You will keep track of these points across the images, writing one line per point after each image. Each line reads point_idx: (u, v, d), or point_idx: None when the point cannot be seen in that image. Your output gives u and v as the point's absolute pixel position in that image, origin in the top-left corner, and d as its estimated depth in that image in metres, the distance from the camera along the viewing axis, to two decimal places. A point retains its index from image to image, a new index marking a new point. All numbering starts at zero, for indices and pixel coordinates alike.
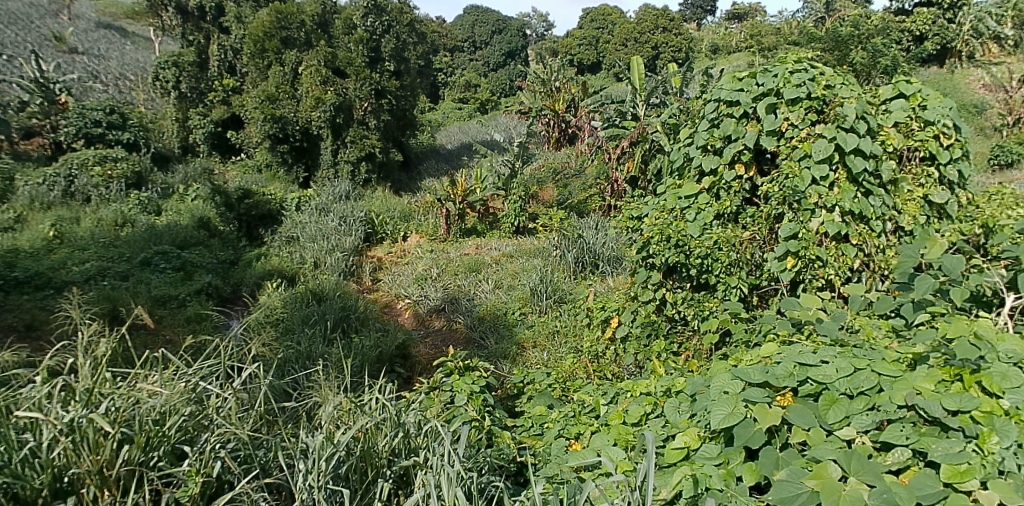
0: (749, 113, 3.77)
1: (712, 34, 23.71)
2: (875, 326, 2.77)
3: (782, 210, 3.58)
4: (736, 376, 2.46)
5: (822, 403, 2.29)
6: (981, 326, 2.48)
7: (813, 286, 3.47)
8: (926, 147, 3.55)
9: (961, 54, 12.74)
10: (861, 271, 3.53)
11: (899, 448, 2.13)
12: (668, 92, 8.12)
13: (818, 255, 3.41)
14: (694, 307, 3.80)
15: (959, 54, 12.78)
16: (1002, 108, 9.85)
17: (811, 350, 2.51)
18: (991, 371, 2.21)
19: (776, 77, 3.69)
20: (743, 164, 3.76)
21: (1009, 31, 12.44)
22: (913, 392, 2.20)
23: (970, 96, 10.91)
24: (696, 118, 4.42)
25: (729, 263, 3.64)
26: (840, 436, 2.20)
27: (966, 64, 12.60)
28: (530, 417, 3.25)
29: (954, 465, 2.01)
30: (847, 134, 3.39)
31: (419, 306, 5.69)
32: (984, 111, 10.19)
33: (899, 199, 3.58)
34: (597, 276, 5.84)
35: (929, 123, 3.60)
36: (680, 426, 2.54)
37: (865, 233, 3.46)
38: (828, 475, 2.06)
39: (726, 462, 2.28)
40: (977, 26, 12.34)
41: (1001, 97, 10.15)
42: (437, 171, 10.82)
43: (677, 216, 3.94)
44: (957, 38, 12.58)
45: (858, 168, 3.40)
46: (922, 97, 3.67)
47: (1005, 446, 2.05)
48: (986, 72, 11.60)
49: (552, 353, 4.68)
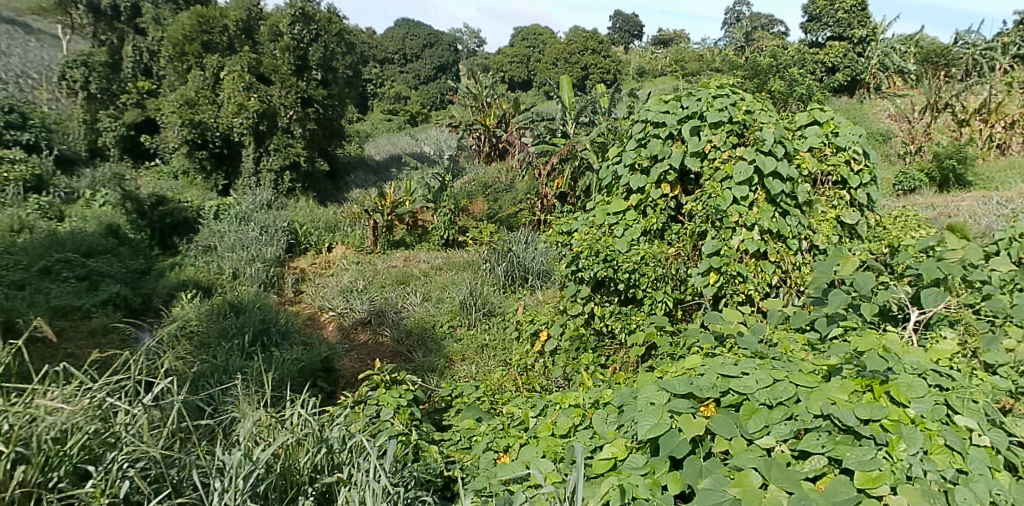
0: (675, 134, 3.89)
1: (638, 56, 24.57)
2: (793, 340, 2.89)
3: (705, 227, 3.70)
4: (662, 387, 2.51)
5: (743, 413, 2.36)
6: (889, 340, 2.65)
7: (734, 301, 3.58)
8: (838, 171, 3.75)
9: (869, 85, 13.73)
10: (779, 286, 3.67)
11: (816, 456, 2.22)
12: (597, 112, 8.29)
13: (739, 271, 3.54)
14: (621, 320, 3.85)
15: (868, 85, 13.77)
16: (906, 137, 10.70)
17: (732, 362, 2.60)
18: (898, 381, 2.35)
19: (700, 101, 3.83)
20: (668, 183, 3.88)
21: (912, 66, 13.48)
22: (828, 402, 2.32)
23: (877, 125, 11.78)
24: (624, 137, 4.51)
25: (655, 277, 3.73)
26: (761, 444, 2.27)
27: (873, 95, 13.60)
28: (458, 431, 3.19)
29: (867, 471, 2.12)
30: (765, 157, 3.56)
31: (344, 318, 5.55)
32: (889, 139, 11.08)
33: (814, 219, 3.77)
34: (527, 289, 5.87)
35: (841, 149, 3.82)
36: (607, 437, 2.57)
37: (782, 251, 3.61)
38: (749, 483, 2.13)
39: (652, 471, 2.31)
40: (884, 61, 13.34)
41: (905, 128, 11.03)
42: (365, 182, 10.69)
43: (605, 232, 3.99)
44: (866, 70, 13.52)
45: (775, 190, 3.57)
46: (835, 124, 3.89)
47: (912, 452, 2.18)
48: (891, 103, 12.56)
49: (481, 366, 4.65)
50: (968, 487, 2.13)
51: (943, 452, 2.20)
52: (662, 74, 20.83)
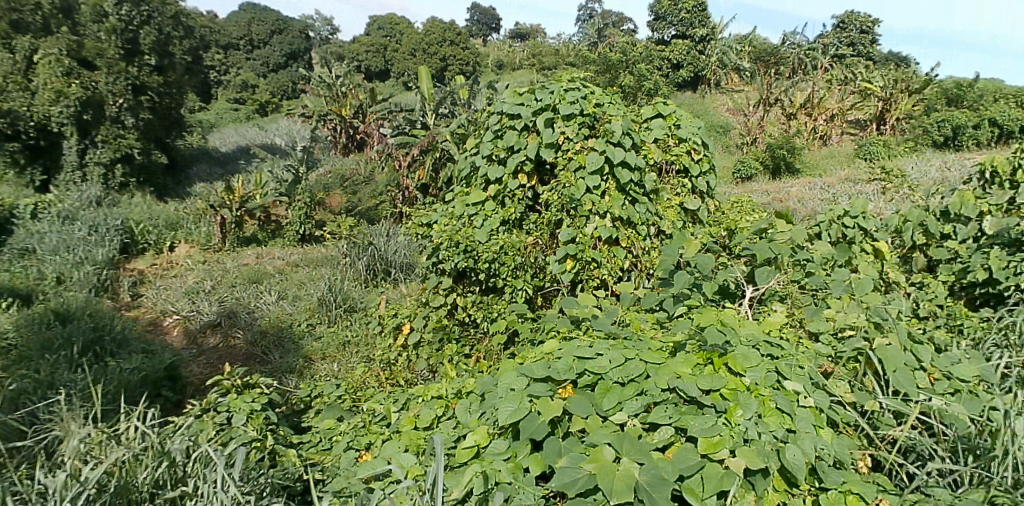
0: (529, 126, 3.97)
1: (497, 49, 24.90)
2: (643, 319, 3.02)
3: (561, 216, 3.80)
4: (522, 372, 2.57)
5: (598, 391, 2.48)
6: (726, 314, 2.87)
7: (590, 285, 3.71)
8: (680, 161, 4.01)
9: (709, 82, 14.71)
10: (630, 270, 3.86)
11: (664, 427, 2.38)
12: (457, 104, 8.19)
13: (593, 257, 3.67)
14: (483, 310, 3.81)
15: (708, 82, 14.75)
16: (742, 130, 11.70)
17: (587, 344, 2.71)
18: (734, 353, 2.56)
19: (552, 94, 3.94)
20: (525, 173, 3.96)
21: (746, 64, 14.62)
22: (674, 376, 2.49)
23: (718, 119, 12.71)
24: (480, 128, 4.55)
25: (515, 266, 3.76)
26: (614, 420, 2.40)
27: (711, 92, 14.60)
28: (318, 432, 3.07)
29: (709, 438, 2.30)
30: (615, 148, 3.72)
31: (190, 322, 5.16)
32: (727, 131, 12.01)
33: (660, 206, 4.01)
34: (389, 283, 5.77)
35: (683, 140, 4.08)
36: (470, 425, 2.61)
37: (632, 237, 3.81)
38: (603, 458, 2.25)
39: (514, 455, 2.40)
40: (719, 60, 14.48)
41: (741, 121, 12.03)
42: (210, 176, 10.08)
43: (465, 222, 3.97)
44: (705, 69, 14.56)
45: (624, 179, 3.74)
46: (676, 116, 4.14)
47: (747, 417, 2.39)
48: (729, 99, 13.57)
49: (343, 364, 4.51)
50: (795, 444, 2.37)
51: (774, 414, 2.43)
52: (520, 67, 21.29)
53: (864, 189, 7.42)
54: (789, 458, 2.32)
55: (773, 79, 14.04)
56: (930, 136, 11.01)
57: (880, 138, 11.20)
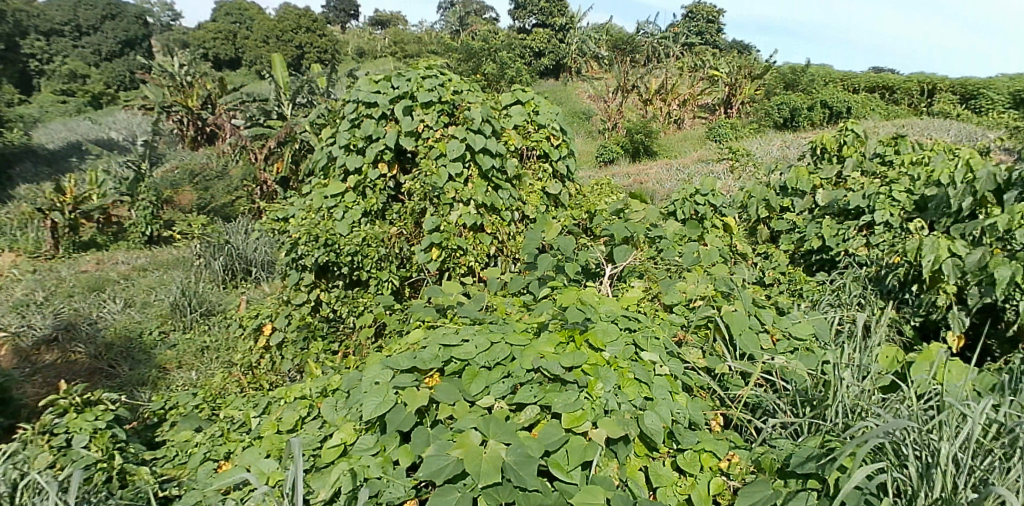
0: (388, 115, 3.93)
1: (358, 36, 24.49)
2: (509, 303, 3.07)
3: (424, 205, 3.73)
4: (387, 365, 2.58)
5: (465, 378, 2.52)
6: (586, 293, 2.99)
7: (458, 273, 3.67)
8: (541, 146, 4.11)
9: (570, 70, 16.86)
10: (497, 256, 3.85)
11: (530, 406, 2.45)
12: (315, 92, 7.91)
13: (459, 245, 3.64)
14: (348, 304, 3.73)
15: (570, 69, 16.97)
16: (603, 115, 12.72)
17: (453, 331, 2.75)
18: (594, 329, 2.68)
19: (410, 81, 3.93)
20: (385, 162, 3.93)
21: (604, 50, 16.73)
22: (537, 356, 2.57)
23: (580, 105, 14.06)
24: (335, 116, 4.40)
25: (379, 258, 3.69)
26: (482, 404, 2.45)
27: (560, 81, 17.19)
28: (172, 446, 2.86)
29: (572, 412, 2.39)
30: (475, 135, 3.77)
31: (16, 340, 4.46)
32: (589, 117, 13.24)
33: (523, 191, 4.07)
34: (250, 283, 5.50)
35: (542, 126, 4.20)
36: (336, 424, 2.56)
37: (497, 223, 3.84)
38: (470, 442, 2.28)
39: (383, 449, 2.39)
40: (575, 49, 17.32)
41: (602, 107, 13.38)
42: (36, 176, 9.12)
43: (325, 215, 3.84)
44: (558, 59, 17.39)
45: (486, 165, 3.78)
46: (535, 104, 4.27)
47: (608, 389, 2.50)
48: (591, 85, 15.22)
49: (202, 372, 4.25)
50: (653, 411, 2.50)
51: (633, 384, 2.55)
52: (383, 57, 21.23)
53: (715, 169, 7.93)
54: (647, 424, 2.45)
55: (630, 66, 14.72)
56: (772, 119, 12.13)
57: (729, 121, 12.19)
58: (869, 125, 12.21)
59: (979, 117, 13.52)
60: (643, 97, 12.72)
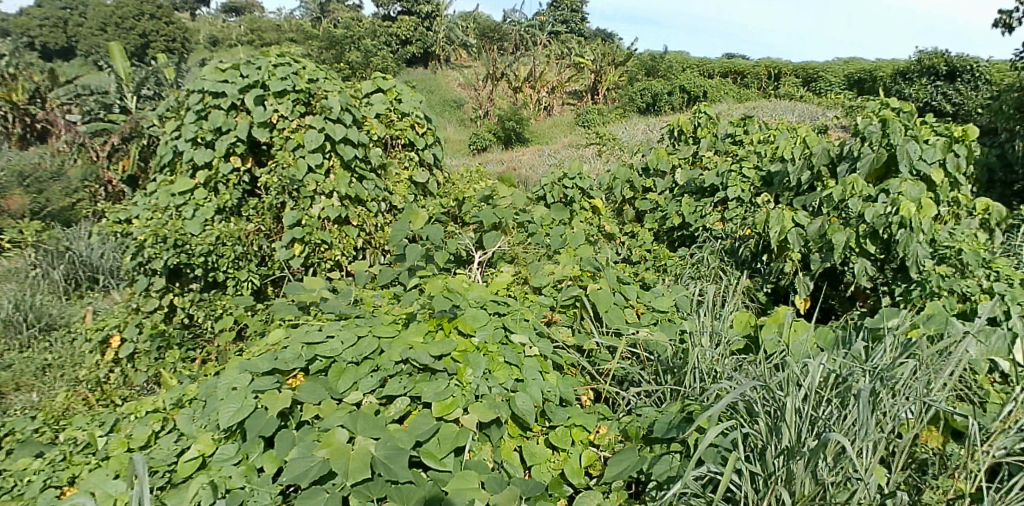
0: (237, 105, 3.82)
1: (211, 27, 23.47)
2: (378, 296, 3.08)
3: (282, 199, 3.73)
4: (245, 369, 2.48)
5: (332, 375, 2.47)
6: (454, 280, 3.03)
7: (324, 268, 3.80)
8: (405, 135, 4.27)
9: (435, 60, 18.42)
10: (365, 249, 4.03)
11: (400, 398, 2.43)
12: (161, 83, 7.58)
13: (323, 239, 3.73)
14: (205, 307, 3.54)
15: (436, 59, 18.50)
16: (473, 104, 13.59)
17: (317, 327, 2.71)
18: (463, 315, 2.71)
19: (260, 69, 3.86)
20: (237, 155, 3.84)
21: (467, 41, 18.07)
22: (406, 347, 2.55)
23: (449, 94, 15.05)
24: (178, 108, 4.19)
25: (236, 257, 3.61)
26: (349, 400, 2.40)
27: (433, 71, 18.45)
28: (8, 475, 2.58)
29: (442, 401, 2.39)
30: (334, 125, 3.82)
31: None
32: (459, 105, 14.23)
33: (390, 182, 4.20)
34: (97, 292, 5.07)
35: (406, 115, 4.37)
36: (193, 436, 2.42)
37: (364, 214, 3.95)
38: (336, 441, 2.22)
39: (246, 457, 2.28)
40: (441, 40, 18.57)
41: (470, 96, 14.30)
42: None
43: (173, 214, 3.63)
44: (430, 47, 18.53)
45: (348, 155, 3.85)
46: (397, 92, 4.42)
47: (478, 374, 2.51)
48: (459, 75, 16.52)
49: (45, 392, 3.88)
50: (524, 392, 2.53)
51: (503, 367, 2.58)
52: (237, 44, 20.50)
53: (584, 154, 8.24)
54: (519, 405, 2.47)
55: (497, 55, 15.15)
56: (636, 104, 13.72)
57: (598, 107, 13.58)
58: (722, 107, 13.28)
59: (814, 96, 15.09)
60: (513, 85, 13.47)
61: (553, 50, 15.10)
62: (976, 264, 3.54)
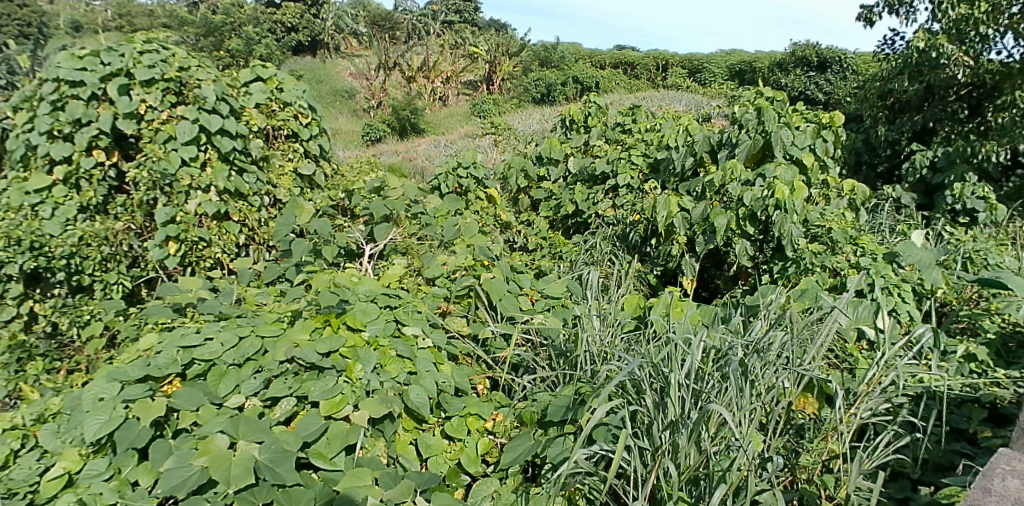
0: (99, 95, 3.58)
1: (74, 10, 21.75)
2: (262, 294, 3.01)
3: (154, 194, 3.57)
4: (113, 377, 2.33)
5: (212, 379, 2.37)
6: (342, 275, 3.00)
7: (202, 267, 3.68)
8: (288, 126, 4.20)
9: (329, 46, 18.42)
10: (248, 245, 3.95)
11: (285, 399, 2.37)
12: (13, 71, 6.96)
13: (200, 236, 3.61)
14: (69, 314, 3.28)
15: (328, 46, 18.47)
16: (366, 93, 13.42)
17: (194, 330, 2.59)
18: (352, 311, 2.67)
19: (123, 56, 3.63)
20: (102, 149, 3.59)
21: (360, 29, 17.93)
22: (291, 345, 2.49)
23: (340, 83, 14.82)
24: (26, 95, 3.85)
25: (103, 258, 3.42)
26: (231, 404, 2.31)
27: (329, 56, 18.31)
28: None
29: (330, 399, 2.34)
30: (210, 115, 3.69)
31: None
32: (352, 96, 13.70)
33: (274, 174, 4.11)
34: None
35: (288, 104, 4.26)
36: (58, 452, 2.25)
37: (245, 209, 3.85)
38: (216, 447, 2.11)
39: (119, 471, 2.13)
40: (334, 25, 18.40)
41: (364, 86, 13.87)
42: None
43: (28, 213, 3.34)
44: (322, 32, 18.30)
45: (225, 147, 3.75)
46: (277, 81, 4.30)
47: (368, 369, 2.47)
48: (350, 64, 16.37)
49: None
50: (418, 384, 2.50)
51: (395, 361, 2.54)
52: (104, 28, 19.13)
53: (480, 144, 8.25)
54: (412, 398, 2.44)
55: (390, 42, 15.03)
56: (531, 94, 14.10)
57: (492, 99, 13.42)
58: (614, 96, 13.72)
59: (699, 86, 15.90)
60: (407, 75, 13.42)
61: (446, 39, 14.95)
62: (843, 241, 3.83)
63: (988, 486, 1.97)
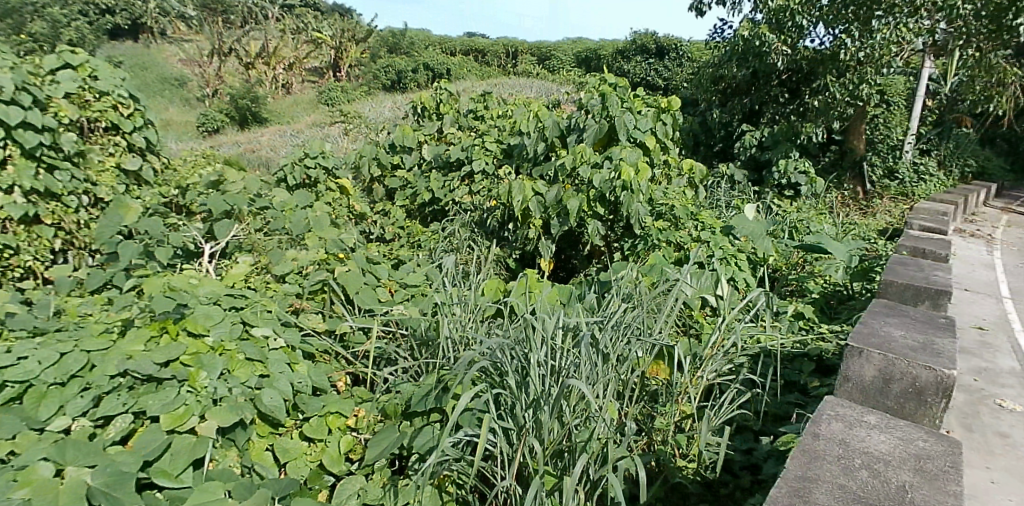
0: None
1: None
2: (87, 304, 2.75)
3: None
4: None
5: (29, 402, 2.13)
6: (181, 278, 2.81)
7: (9, 276, 3.30)
8: (106, 117, 3.82)
9: (154, 31, 17.24)
10: (65, 250, 3.62)
11: (120, 416, 2.16)
12: None
13: (6, 243, 3.25)
14: None
15: (152, 30, 17.29)
16: (199, 80, 12.72)
17: (3, 350, 2.29)
18: (193, 315, 2.49)
19: None
20: None
21: (188, 13, 16.92)
22: (124, 358, 2.28)
23: (168, 70, 14.17)
24: None
25: None
26: (54, 428, 2.08)
27: (158, 40, 17.14)
28: None
29: (172, 412, 2.16)
30: (9, 106, 3.26)
31: None
32: (182, 83, 13.21)
33: (92, 171, 3.76)
34: None
35: (104, 94, 3.87)
36: None
37: (59, 210, 3.52)
38: (37, 477, 1.87)
39: None
40: (160, 7, 17.18)
41: (196, 73, 13.22)
42: None
43: None
44: (144, 14, 17.10)
45: (30, 142, 3.34)
46: (90, 68, 3.89)
47: (214, 376, 2.30)
48: (179, 49, 15.40)
49: None
50: (271, 387, 2.38)
51: (245, 365, 2.41)
52: None
53: (329, 133, 8.06)
54: (266, 402, 2.32)
55: (222, 27, 14.37)
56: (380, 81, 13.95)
57: (339, 85, 13.62)
58: (463, 83, 13.93)
59: (539, 70, 16.72)
60: (244, 62, 13.11)
61: (285, 22, 14.44)
62: (686, 217, 4.13)
63: (817, 431, 2.16)
